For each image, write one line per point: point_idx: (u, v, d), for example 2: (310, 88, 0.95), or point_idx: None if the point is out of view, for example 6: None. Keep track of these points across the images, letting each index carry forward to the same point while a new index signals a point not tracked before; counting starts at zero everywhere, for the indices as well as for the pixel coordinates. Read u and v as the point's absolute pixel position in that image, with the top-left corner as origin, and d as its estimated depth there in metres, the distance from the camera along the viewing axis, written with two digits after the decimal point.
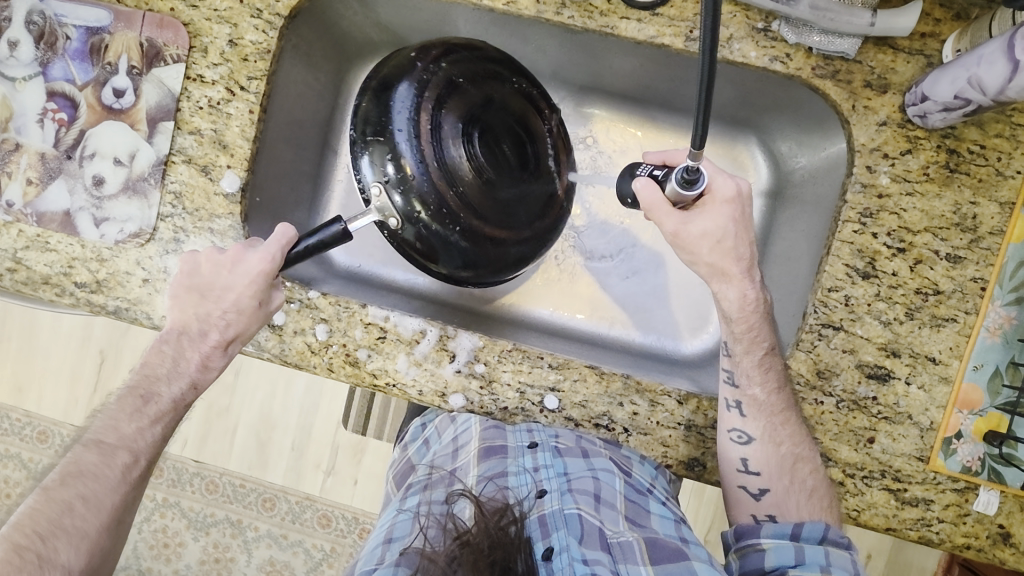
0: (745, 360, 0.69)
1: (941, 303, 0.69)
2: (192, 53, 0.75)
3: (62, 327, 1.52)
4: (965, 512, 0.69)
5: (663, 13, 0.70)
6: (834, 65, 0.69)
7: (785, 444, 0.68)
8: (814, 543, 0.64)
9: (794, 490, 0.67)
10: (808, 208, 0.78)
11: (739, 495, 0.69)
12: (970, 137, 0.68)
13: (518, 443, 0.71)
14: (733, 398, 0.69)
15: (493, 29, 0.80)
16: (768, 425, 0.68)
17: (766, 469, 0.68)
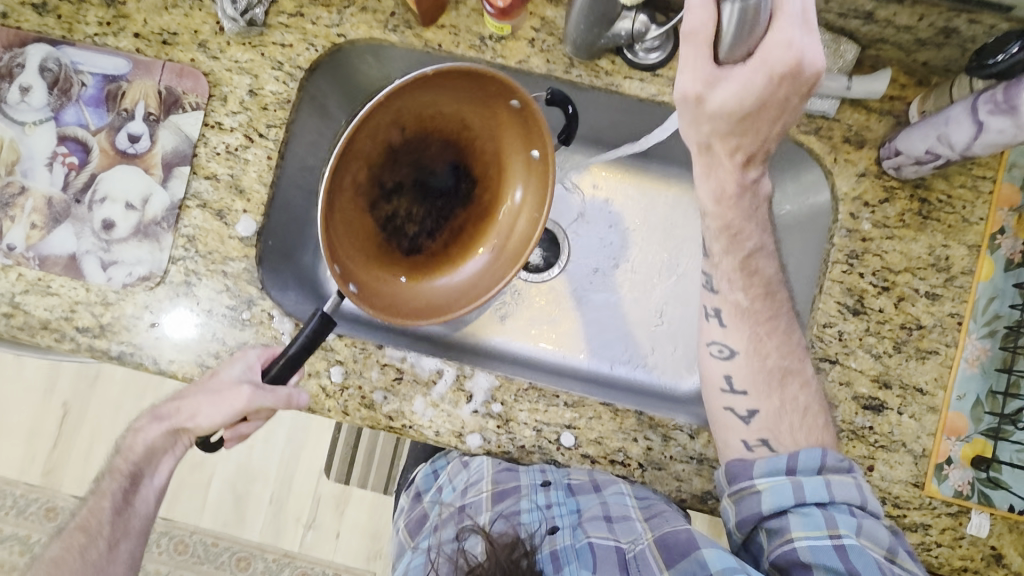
0: (723, 265, 0.69)
1: (925, 336, 0.75)
2: (211, 101, 0.77)
3: (24, 380, 1.59)
4: (960, 535, 0.73)
5: (662, 74, 0.77)
6: (816, 123, 0.76)
7: (770, 355, 0.69)
8: (814, 476, 0.65)
9: (785, 409, 0.68)
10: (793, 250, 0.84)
11: (728, 420, 0.70)
12: (937, 188, 0.76)
13: (532, 482, 0.73)
14: (713, 307, 0.70)
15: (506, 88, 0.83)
16: (750, 335, 0.69)
17: (752, 388, 0.69)
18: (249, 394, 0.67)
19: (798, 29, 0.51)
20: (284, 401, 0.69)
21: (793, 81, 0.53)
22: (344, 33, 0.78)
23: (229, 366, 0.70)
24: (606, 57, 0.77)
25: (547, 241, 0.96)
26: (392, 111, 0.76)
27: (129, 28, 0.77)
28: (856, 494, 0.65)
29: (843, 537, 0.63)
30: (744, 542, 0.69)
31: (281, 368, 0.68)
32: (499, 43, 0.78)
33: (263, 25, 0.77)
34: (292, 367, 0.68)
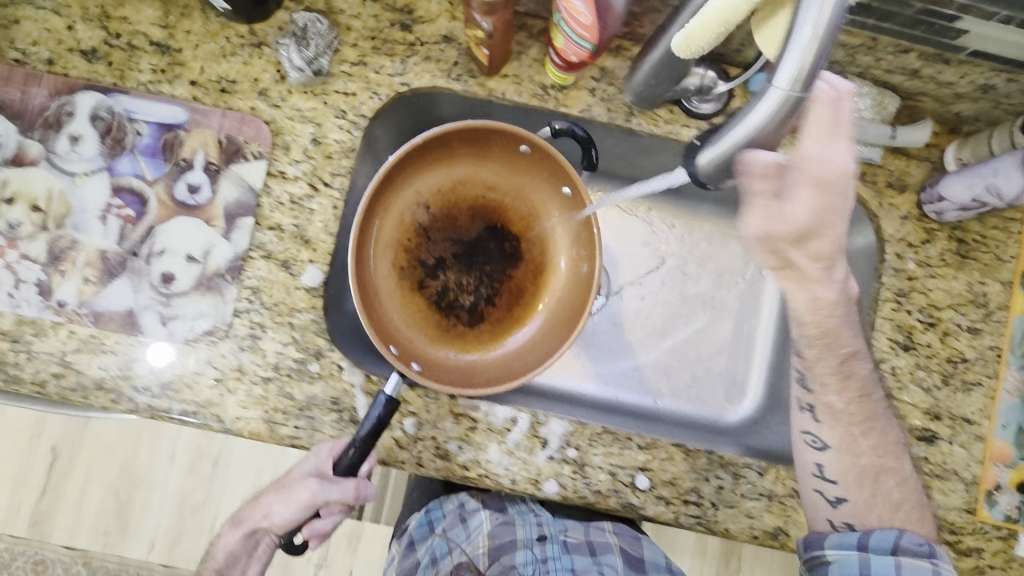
0: (818, 366, 0.71)
1: (969, 368, 0.79)
2: (273, 150, 0.76)
3: (8, 427, 1.49)
4: (1011, 556, 0.77)
5: (718, 122, 0.80)
6: (862, 168, 0.81)
7: (864, 454, 0.72)
8: (886, 556, 0.70)
9: (876, 501, 0.71)
10: None
11: (816, 499, 0.73)
12: (973, 229, 0.81)
13: (528, 536, 0.84)
14: (807, 404, 0.73)
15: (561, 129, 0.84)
16: (845, 433, 0.72)
17: (843, 478, 0.72)
18: (315, 488, 0.70)
19: (829, 138, 0.56)
20: (352, 494, 0.71)
21: (838, 189, 0.57)
22: (408, 81, 0.78)
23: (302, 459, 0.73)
24: (664, 106, 0.80)
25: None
26: (411, 191, 0.83)
27: (185, 75, 0.76)
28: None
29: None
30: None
31: (350, 459, 0.68)
32: (561, 92, 0.79)
33: (327, 74, 0.77)
34: (364, 453, 0.68)
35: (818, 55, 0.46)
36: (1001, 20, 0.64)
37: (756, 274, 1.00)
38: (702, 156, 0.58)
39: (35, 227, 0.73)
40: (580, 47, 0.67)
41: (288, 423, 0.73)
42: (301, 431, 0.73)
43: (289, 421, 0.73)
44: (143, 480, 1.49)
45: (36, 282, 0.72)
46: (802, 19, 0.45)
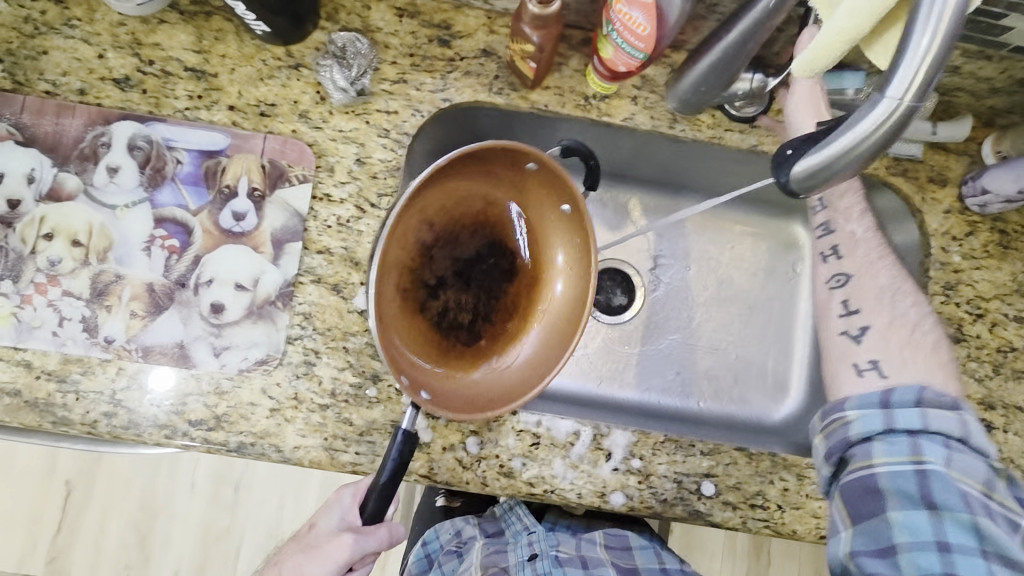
0: (842, 205, 0.78)
1: (1018, 357, 0.80)
2: (318, 173, 0.75)
3: (18, 464, 1.45)
4: None
5: (760, 125, 0.80)
6: (903, 164, 0.81)
7: (880, 275, 0.74)
8: (911, 409, 0.64)
9: (895, 326, 0.71)
10: None
11: (842, 343, 0.72)
12: (1013, 219, 0.82)
13: (519, 558, 0.91)
14: (828, 250, 0.77)
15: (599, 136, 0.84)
16: (863, 262, 0.75)
17: (866, 307, 0.73)
18: (351, 543, 0.69)
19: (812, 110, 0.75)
20: (386, 538, 0.71)
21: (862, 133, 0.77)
22: (449, 97, 0.78)
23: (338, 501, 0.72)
24: (705, 111, 0.80)
25: (626, 287, 0.97)
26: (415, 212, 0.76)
27: (223, 100, 0.74)
28: (958, 427, 0.63)
29: (928, 464, 0.62)
30: (832, 476, 0.69)
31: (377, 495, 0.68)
32: (603, 101, 0.79)
33: (368, 93, 0.76)
34: (385, 494, 0.68)
35: (937, 63, 0.45)
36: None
37: (791, 272, 1.00)
38: (795, 168, 0.56)
39: (77, 262, 0.71)
40: (632, 57, 0.68)
41: (348, 449, 0.71)
42: (363, 457, 0.71)
43: (349, 448, 0.71)
44: (162, 512, 1.45)
45: (81, 318, 0.70)
46: (919, 27, 0.44)
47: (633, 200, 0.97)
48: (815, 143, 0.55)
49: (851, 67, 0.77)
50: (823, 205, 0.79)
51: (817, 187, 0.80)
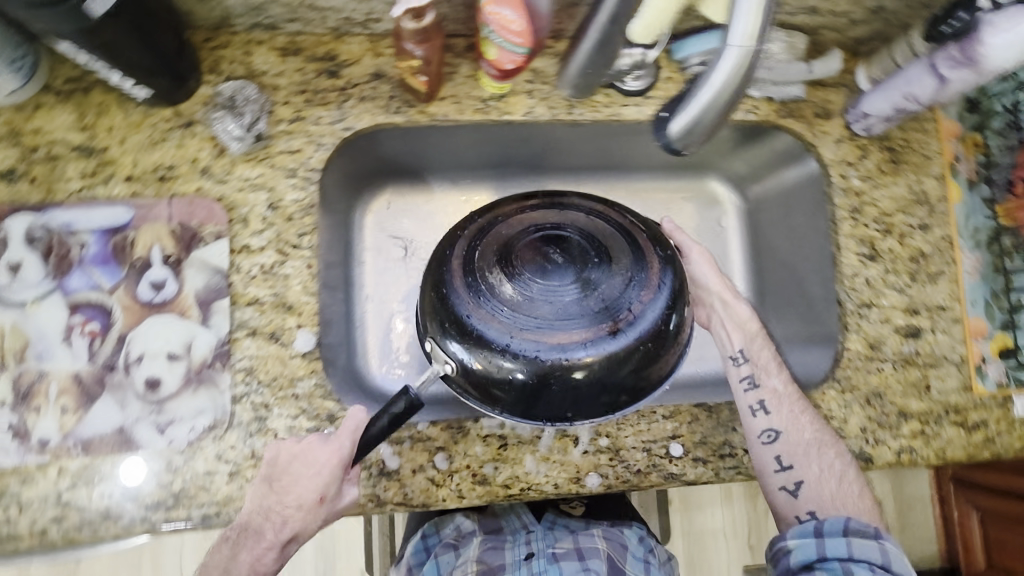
0: (762, 358, 0.81)
1: (930, 262, 0.86)
2: (232, 226, 0.74)
3: None
4: (1012, 420, 0.84)
5: (653, 95, 0.84)
6: (789, 106, 0.87)
7: (807, 429, 0.76)
8: (839, 537, 0.69)
9: (827, 479, 0.74)
10: (785, 213, 0.94)
11: (780, 492, 0.75)
12: (897, 136, 0.88)
13: (517, 556, 0.92)
14: (757, 401, 0.77)
15: (495, 136, 0.89)
16: (789, 416, 0.76)
17: (796, 459, 0.75)
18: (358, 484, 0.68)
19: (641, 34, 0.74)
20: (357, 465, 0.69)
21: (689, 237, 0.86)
22: (349, 125, 0.78)
23: (328, 462, 0.63)
24: (599, 92, 0.83)
25: None
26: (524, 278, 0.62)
27: (118, 173, 0.72)
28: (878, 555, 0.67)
29: None
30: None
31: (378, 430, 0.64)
32: (501, 101, 0.82)
33: (268, 137, 0.76)
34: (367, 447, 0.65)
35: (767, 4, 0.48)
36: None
37: (718, 225, 1.03)
38: (670, 128, 0.55)
39: None
40: (515, 52, 0.70)
41: None
42: None
43: None
44: None
45: (9, 426, 0.66)
46: None
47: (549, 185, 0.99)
48: (681, 102, 0.54)
49: None
50: (745, 356, 0.81)
51: (738, 339, 0.82)
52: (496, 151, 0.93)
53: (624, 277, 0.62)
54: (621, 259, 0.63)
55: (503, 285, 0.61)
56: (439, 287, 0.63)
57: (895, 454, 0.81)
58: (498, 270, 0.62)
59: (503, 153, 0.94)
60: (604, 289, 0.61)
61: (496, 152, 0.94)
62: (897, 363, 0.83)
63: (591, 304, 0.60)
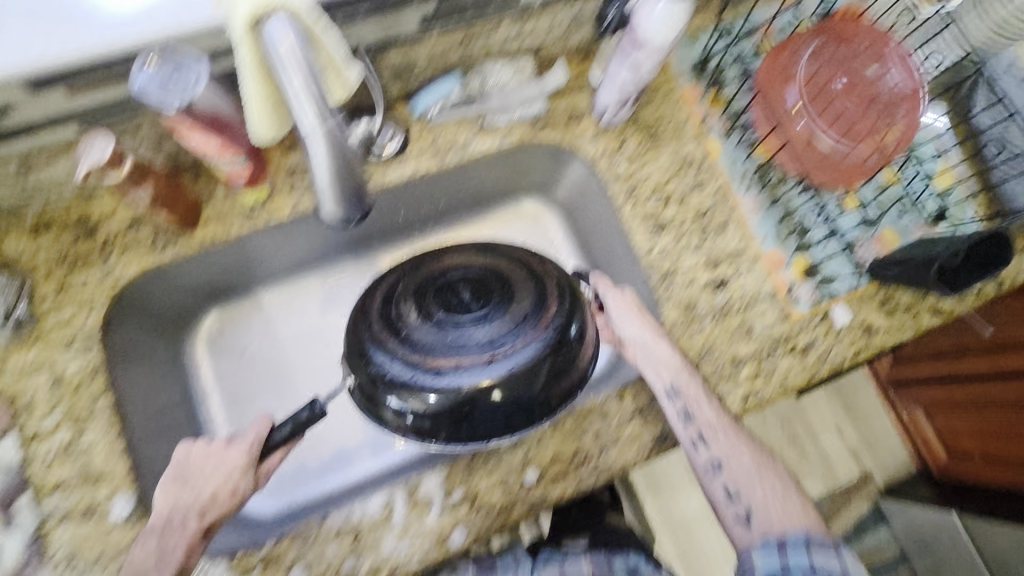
0: (692, 391, 0.78)
1: (715, 215, 0.91)
2: (17, 417, 0.72)
3: None
4: (837, 330, 0.88)
5: (411, 152, 0.88)
6: (540, 121, 0.92)
7: (745, 454, 0.77)
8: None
9: (771, 500, 0.75)
10: (588, 210, 0.99)
11: (733, 526, 0.76)
12: (647, 115, 0.95)
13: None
14: (695, 433, 0.77)
15: (293, 236, 0.96)
16: (727, 444, 0.77)
17: (741, 486, 0.76)
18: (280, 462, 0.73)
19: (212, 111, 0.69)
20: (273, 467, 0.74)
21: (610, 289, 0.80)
22: (120, 277, 0.78)
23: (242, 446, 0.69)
24: None
25: None
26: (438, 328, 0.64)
27: None
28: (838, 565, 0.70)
29: None
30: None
31: (283, 436, 0.69)
32: (265, 206, 0.83)
33: (35, 317, 0.75)
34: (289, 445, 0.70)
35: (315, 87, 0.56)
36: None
37: (541, 236, 1.05)
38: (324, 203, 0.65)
39: None
40: (237, 164, 0.76)
41: None
42: None
43: None
44: None
45: None
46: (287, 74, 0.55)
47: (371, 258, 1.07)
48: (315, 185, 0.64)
49: (447, 73, 0.87)
50: (676, 392, 0.78)
51: (665, 376, 0.78)
52: (301, 246, 0.99)
53: (528, 304, 0.65)
54: (526, 291, 0.66)
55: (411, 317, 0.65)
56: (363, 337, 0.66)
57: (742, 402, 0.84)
58: (411, 303, 0.66)
59: (311, 245, 1.01)
60: (507, 316, 0.64)
61: (301, 247, 1.00)
62: (714, 317, 0.87)
63: (500, 333, 0.63)
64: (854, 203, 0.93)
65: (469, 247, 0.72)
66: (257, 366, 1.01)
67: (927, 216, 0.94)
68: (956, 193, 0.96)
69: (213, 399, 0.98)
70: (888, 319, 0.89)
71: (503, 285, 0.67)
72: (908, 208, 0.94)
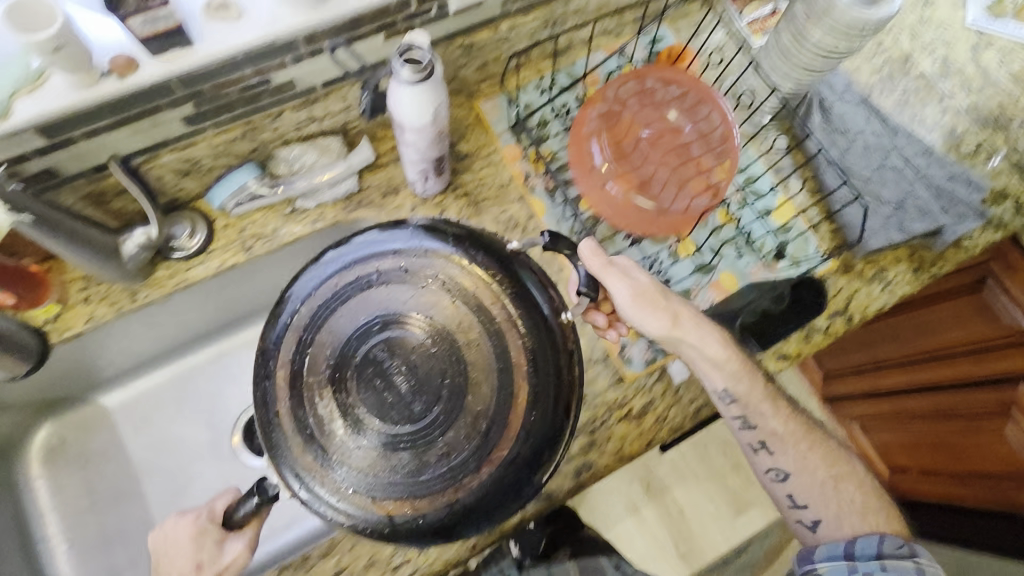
0: (752, 395, 0.81)
1: None
2: None
3: None
4: (675, 389, 0.85)
5: (216, 247, 0.84)
6: (353, 200, 0.89)
7: (815, 466, 0.84)
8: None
9: (842, 509, 0.82)
10: None
11: (802, 529, 0.85)
12: (467, 180, 0.92)
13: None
14: (756, 440, 0.84)
15: (129, 336, 0.91)
16: (794, 457, 0.83)
17: (811, 499, 0.84)
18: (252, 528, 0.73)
19: None
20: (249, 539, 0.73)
21: (630, 271, 0.76)
22: None
23: (185, 522, 0.72)
24: (159, 267, 0.83)
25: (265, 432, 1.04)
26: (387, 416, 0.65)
27: None
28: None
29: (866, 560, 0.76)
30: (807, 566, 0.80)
31: (242, 510, 0.70)
32: (56, 321, 0.80)
33: None
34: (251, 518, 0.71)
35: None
36: (297, 60, 0.72)
37: None
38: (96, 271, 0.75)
39: None
40: None
41: None
42: None
43: None
44: None
45: None
46: None
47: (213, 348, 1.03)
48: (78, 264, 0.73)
49: (243, 163, 0.84)
50: (732, 397, 0.79)
51: (722, 381, 0.78)
52: (144, 343, 0.95)
53: (485, 387, 0.67)
54: (485, 363, 0.67)
55: (339, 417, 0.66)
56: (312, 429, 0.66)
57: (574, 477, 0.81)
58: (336, 398, 0.66)
59: (153, 341, 0.96)
60: (467, 412, 0.66)
61: (142, 344, 0.95)
62: None
63: (457, 430, 0.66)
64: (688, 250, 0.90)
65: (386, 284, 0.69)
66: (108, 473, 0.99)
67: (766, 255, 0.90)
68: (797, 225, 0.92)
69: (53, 519, 0.95)
70: None
71: (450, 355, 0.67)
72: (743, 249, 0.90)
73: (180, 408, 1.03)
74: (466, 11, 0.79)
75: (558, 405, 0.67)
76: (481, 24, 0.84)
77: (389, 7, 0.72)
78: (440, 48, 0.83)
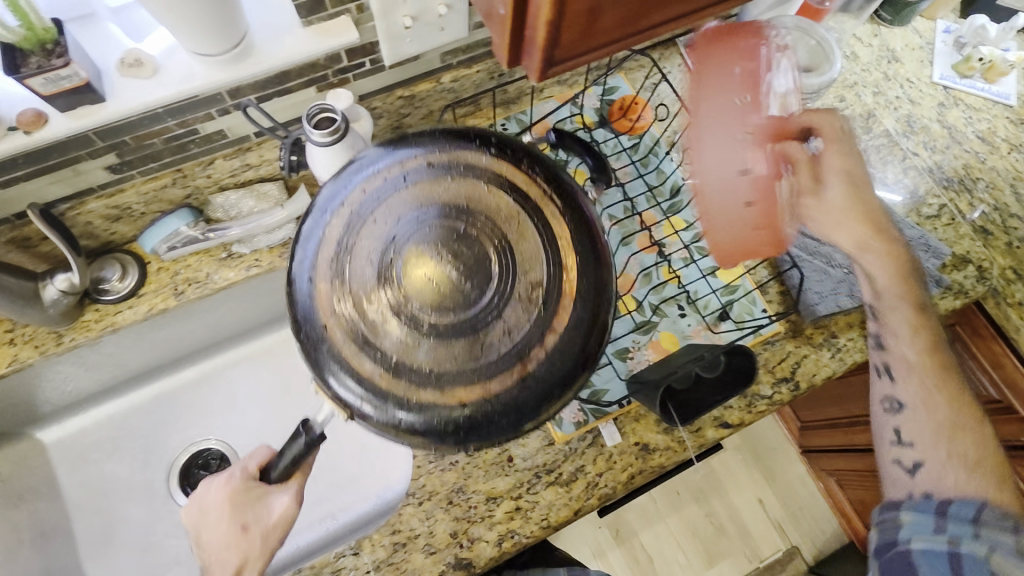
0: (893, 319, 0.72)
1: None
2: None
3: None
4: (608, 453, 0.81)
5: (146, 292, 0.83)
6: (290, 246, 0.86)
7: None
8: (966, 523, 0.63)
9: None
10: None
11: None
12: None
13: None
14: (883, 366, 0.73)
15: (74, 374, 0.91)
16: None
17: None
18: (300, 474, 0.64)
19: None
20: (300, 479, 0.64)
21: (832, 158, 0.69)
22: None
23: (214, 488, 0.63)
24: (88, 310, 0.82)
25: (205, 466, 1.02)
26: (444, 310, 0.51)
27: None
28: (1008, 547, 0.62)
29: None
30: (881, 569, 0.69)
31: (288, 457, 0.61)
32: None
33: None
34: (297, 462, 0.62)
35: None
36: (223, 112, 0.72)
37: None
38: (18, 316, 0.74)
39: None
40: None
41: None
42: None
43: None
44: None
45: None
46: None
47: (155, 387, 1.03)
48: None
49: (179, 207, 0.82)
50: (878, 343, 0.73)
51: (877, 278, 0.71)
52: (89, 381, 0.95)
53: (536, 258, 0.54)
54: (533, 239, 0.54)
55: (393, 319, 0.51)
56: (360, 341, 0.51)
57: (497, 546, 0.77)
58: (385, 300, 0.51)
59: (97, 379, 0.96)
60: (521, 283, 0.53)
61: (89, 381, 0.95)
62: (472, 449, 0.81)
63: (519, 307, 0.52)
64: (628, 307, 0.87)
65: (413, 180, 0.55)
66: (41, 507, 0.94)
67: (708, 315, 0.87)
68: (744, 285, 0.89)
69: None
70: (666, 437, 0.81)
71: (498, 237, 0.53)
72: (685, 307, 0.88)
73: (117, 445, 1.01)
74: (405, 64, 0.79)
75: (607, 281, 0.55)
76: (422, 76, 0.83)
77: (317, 61, 0.71)
78: (379, 99, 0.82)
